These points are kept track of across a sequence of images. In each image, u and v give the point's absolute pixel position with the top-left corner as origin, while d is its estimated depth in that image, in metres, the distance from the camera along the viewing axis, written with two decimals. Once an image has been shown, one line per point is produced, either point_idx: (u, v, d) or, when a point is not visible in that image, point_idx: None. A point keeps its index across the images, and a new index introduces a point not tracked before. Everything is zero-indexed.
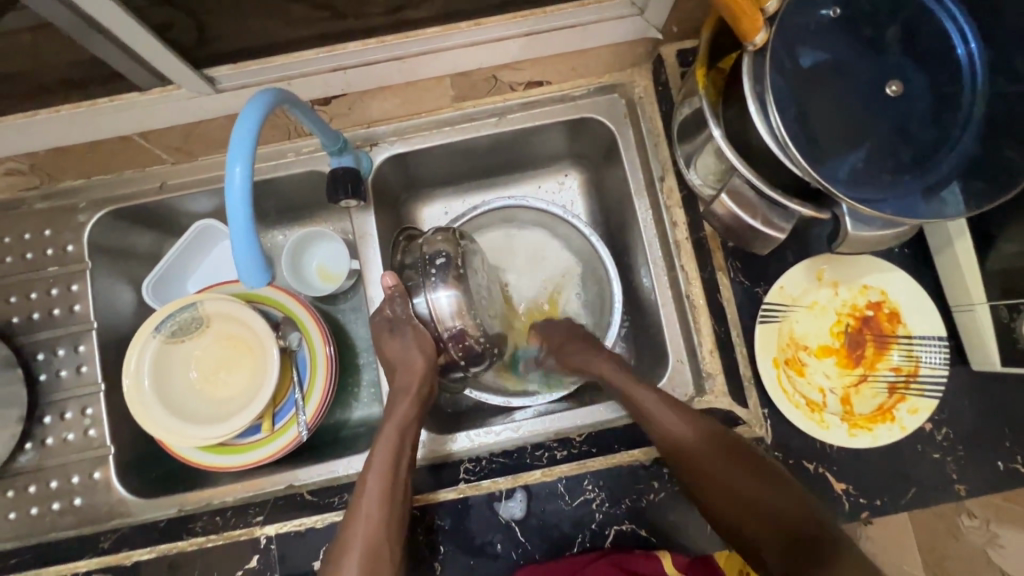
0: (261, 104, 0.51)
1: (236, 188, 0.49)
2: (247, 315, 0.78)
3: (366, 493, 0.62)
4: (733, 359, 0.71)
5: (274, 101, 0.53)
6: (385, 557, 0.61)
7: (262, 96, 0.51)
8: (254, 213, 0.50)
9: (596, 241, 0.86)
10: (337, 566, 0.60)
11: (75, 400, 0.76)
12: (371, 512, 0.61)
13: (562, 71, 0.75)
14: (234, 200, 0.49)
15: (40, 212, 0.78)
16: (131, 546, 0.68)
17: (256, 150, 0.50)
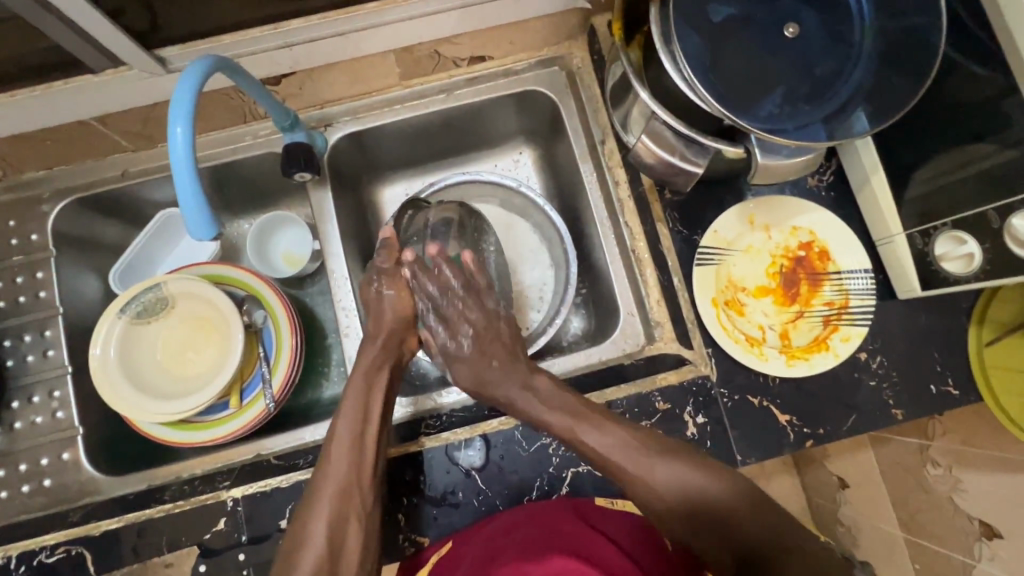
0: (199, 69, 0.54)
1: (178, 147, 0.51)
2: (210, 294, 0.80)
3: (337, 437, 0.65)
4: (677, 305, 0.74)
5: (212, 67, 0.55)
6: (355, 497, 0.63)
7: (200, 62, 0.54)
8: (198, 171, 0.52)
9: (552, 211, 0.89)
10: (308, 506, 0.63)
11: (43, 384, 0.77)
12: (342, 454, 0.64)
13: (500, 44, 0.80)
14: (178, 157, 0.51)
15: (4, 203, 0.80)
16: (100, 517, 0.69)
17: (197, 112, 0.52)
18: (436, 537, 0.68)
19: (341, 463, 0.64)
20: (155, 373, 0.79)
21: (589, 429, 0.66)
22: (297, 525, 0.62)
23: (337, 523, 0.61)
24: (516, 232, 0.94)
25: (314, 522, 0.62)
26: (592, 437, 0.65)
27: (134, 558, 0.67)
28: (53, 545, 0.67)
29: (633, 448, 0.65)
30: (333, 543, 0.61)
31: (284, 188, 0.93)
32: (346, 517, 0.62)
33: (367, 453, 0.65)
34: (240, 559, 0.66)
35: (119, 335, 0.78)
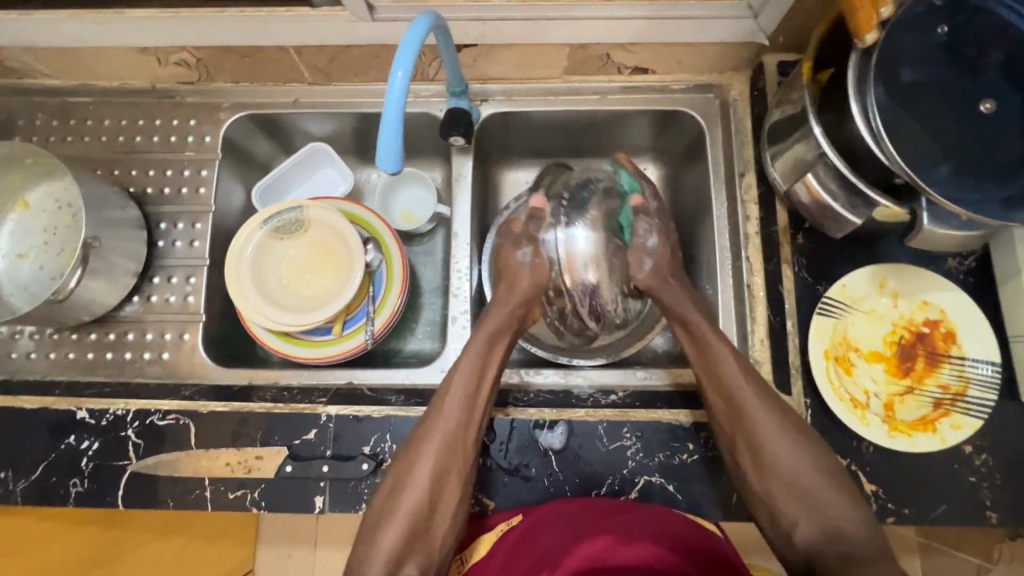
0: (424, 23, 0.59)
1: (395, 88, 0.56)
2: (343, 227, 0.86)
3: (450, 391, 0.69)
4: (784, 347, 0.74)
5: (431, 23, 0.61)
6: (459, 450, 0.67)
7: (424, 17, 0.59)
8: (403, 112, 0.58)
9: None
10: (416, 453, 0.67)
11: (183, 269, 0.85)
12: (453, 410, 0.68)
13: (668, 61, 0.83)
14: (392, 98, 0.57)
15: (189, 104, 0.89)
16: (208, 398, 0.75)
17: (417, 60, 0.58)
18: (501, 505, 0.70)
19: (456, 413, 0.68)
20: (273, 290, 0.85)
21: (760, 407, 0.67)
22: (405, 463, 0.67)
23: (443, 467, 0.66)
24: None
25: (422, 462, 0.66)
26: (755, 416, 0.67)
27: (230, 443, 0.72)
28: (165, 411, 0.73)
29: (785, 437, 0.66)
30: (437, 483, 0.66)
31: (423, 149, 0.99)
32: (451, 464, 0.66)
33: (475, 413, 0.69)
34: (322, 470, 0.71)
35: (253, 248, 0.85)
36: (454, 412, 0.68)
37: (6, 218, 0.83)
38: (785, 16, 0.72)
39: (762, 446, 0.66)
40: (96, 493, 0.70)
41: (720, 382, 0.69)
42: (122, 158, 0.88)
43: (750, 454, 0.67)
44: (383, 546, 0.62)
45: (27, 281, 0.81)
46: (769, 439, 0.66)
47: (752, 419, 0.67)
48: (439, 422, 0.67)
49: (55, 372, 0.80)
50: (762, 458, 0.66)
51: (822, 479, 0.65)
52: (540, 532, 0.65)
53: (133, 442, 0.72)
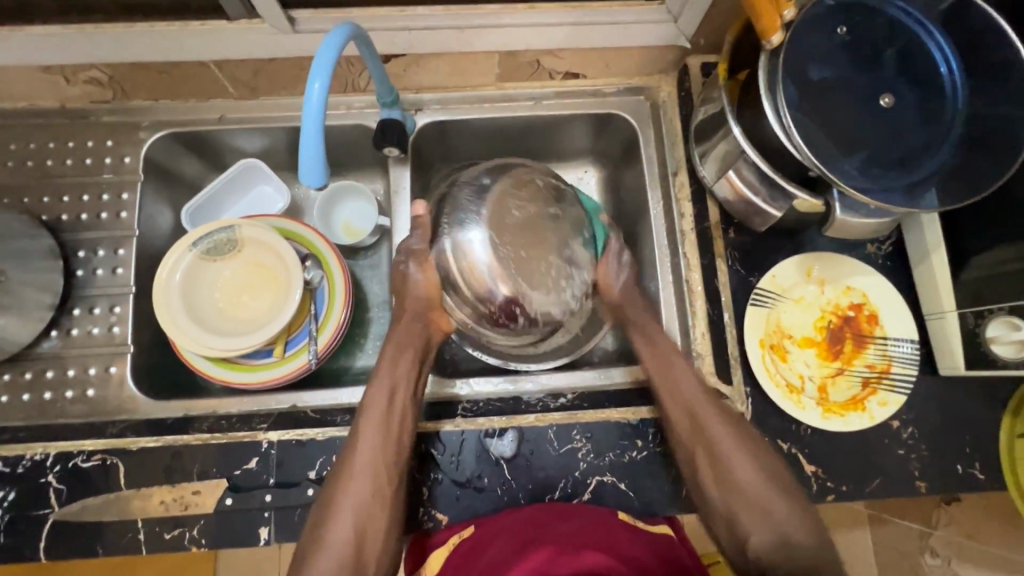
0: (341, 34, 0.58)
1: (313, 101, 0.55)
2: (278, 245, 0.84)
3: (361, 436, 0.66)
4: (723, 339, 0.77)
5: (350, 34, 0.60)
6: (379, 496, 0.65)
7: (342, 27, 0.58)
8: (325, 124, 0.56)
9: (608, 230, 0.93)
10: (334, 506, 0.64)
11: (104, 298, 0.80)
12: (365, 454, 0.65)
13: (597, 66, 0.85)
14: (310, 110, 0.55)
15: (105, 124, 0.85)
16: (138, 434, 0.70)
17: (335, 72, 0.56)
18: (456, 517, 0.69)
19: (371, 452, 0.65)
20: (208, 316, 0.81)
21: (708, 409, 0.69)
22: (326, 507, 0.64)
23: (364, 510, 0.64)
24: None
25: (340, 507, 0.64)
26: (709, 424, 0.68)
27: (164, 480, 0.68)
28: (89, 452, 0.68)
29: (738, 446, 0.67)
30: (358, 529, 0.63)
31: (362, 161, 0.97)
32: (375, 500, 0.64)
33: (388, 454, 0.66)
34: (266, 500, 0.68)
35: (183, 276, 0.81)
36: (370, 450, 0.65)
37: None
38: (702, 20, 0.75)
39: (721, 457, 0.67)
40: (14, 548, 0.65)
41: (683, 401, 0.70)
42: (32, 184, 0.82)
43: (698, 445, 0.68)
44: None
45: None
46: (718, 429, 0.68)
47: (700, 415, 0.69)
48: (353, 468, 0.65)
49: None
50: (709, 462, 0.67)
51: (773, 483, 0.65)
52: (484, 543, 0.64)
53: (55, 488, 0.67)
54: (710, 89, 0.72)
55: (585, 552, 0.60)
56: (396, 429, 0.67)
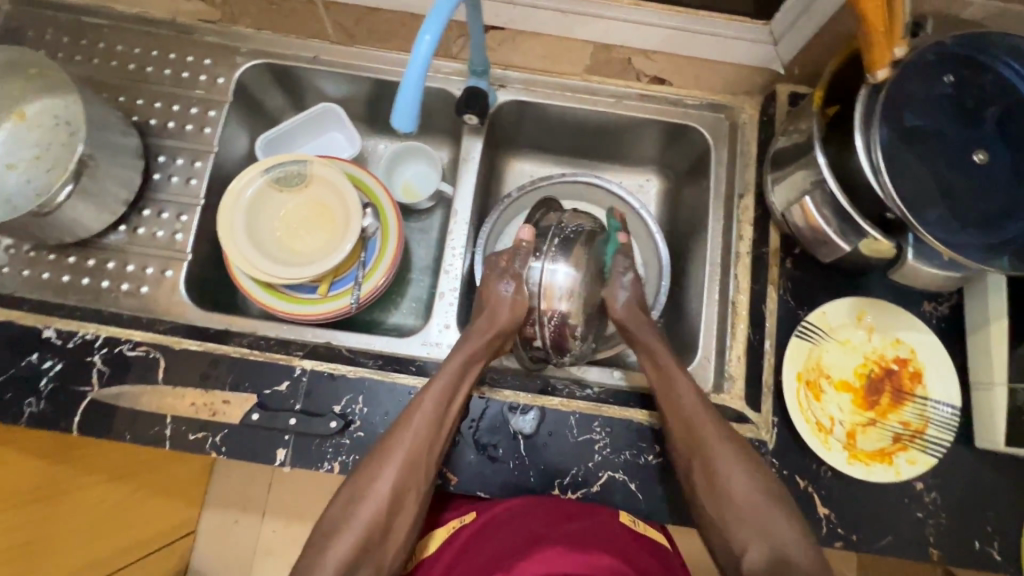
0: None
1: (422, 49, 0.55)
2: (344, 189, 0.86)
3: (419, 409, 0.66)
4: (759, 365, 0.77)
5: None
6: (419, 471, 0.65)
7: None
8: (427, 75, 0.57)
9: (660, 239, 0.93)
10: (374, 472, 0.64)
11: (174, 205, 0.83)
12: (421, 428, 0.65)
13: (686, 75, 0.85)
14: (418, 58, 0.56)
15: (207, 43, 0.88)
16: (183, 336, 0.73)
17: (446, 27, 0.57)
18: (464, 481, 0.70)
19: (411, 434, 0.65)
20: (269, 247, 0.84)
21: (705, 422, 0.68)
22: (365, 473, 0.64)
23: (399, 492, 0.64)
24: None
25: (378, 483, 0.63)
26: (723, 462, 0.66)
27: (199, 384, 0.70)
28: (136, 341, 0.71)
29: (741, 466, 0.66)
30: (390, 509, 0.63)
31: (435, 127, 1.00)
32: (414, 475, 0.65)
33: (441, 434, 0.67)
34: (289, 423, 0.69)
35: (249, 206, 0.84)
36: (416, 433, 0.65)
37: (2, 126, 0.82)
38: (803, 48, 0.75)
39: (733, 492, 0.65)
40: (50, 417, 0.68)
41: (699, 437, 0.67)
42: (129, 85, 0.86)
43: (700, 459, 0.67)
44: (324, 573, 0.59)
45: (11, 192, 0.81)
46: (717, 448, 0.67)
47: (700, 426, 0.68)
48: (394, 444, 0.65)
49: (28, 290, 0.78)
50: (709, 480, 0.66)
51: (772, 504, 0.64)
52: (486, 535, 0.65)
53: (98, 369, 0.70)
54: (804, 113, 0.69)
55: (590, 554, 0.59)
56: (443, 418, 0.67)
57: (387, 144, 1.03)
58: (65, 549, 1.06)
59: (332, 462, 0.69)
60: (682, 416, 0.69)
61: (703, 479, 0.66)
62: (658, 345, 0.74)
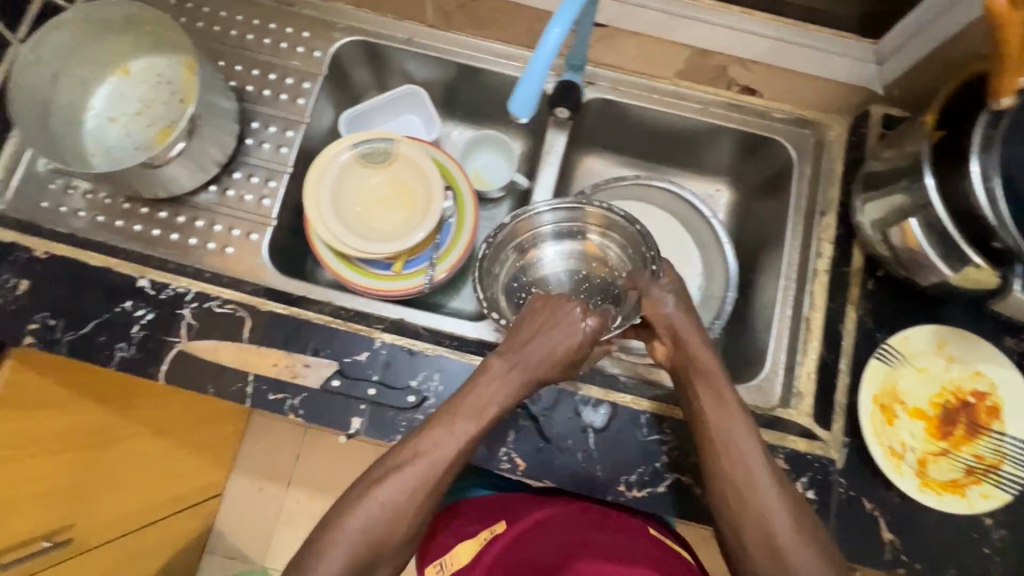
0: None
1: (551, 41, 0.56)
2: (427, 171, 0.87)
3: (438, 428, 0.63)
4: (830, 384, 0.76)
5: None
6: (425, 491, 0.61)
7: None
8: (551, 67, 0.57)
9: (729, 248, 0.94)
10: (374, 485, 0.61)
11: (264, 170, 0.85)
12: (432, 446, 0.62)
13: (779, 88, 0.85)
14: (545, 50, 0.56)
15: (306, 15, 0.90)
16: (269, 298, 0.75)
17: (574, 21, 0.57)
18: (531, 468, 0.71)
19: (429, 465, 0.61)
20: (349, 216, 0.85)
21: (743, 441, 0.65)
22: (363, 485, 0.61)
23: (398, 510, 0.60)
24: (683, 253, 1.00)
25: (374, 496, 0.60)
26: (761, 497, 0.62)
27: (282, 346, 0.72)
28: (225, 299, 0.73)
29: (778, 497, 0.62)
30: (386, 527, 0.59)
31: (511, 118, 1.00)
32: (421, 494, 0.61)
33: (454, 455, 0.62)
34: (367, 393, 0.71)
35: (335, 175, 0.86)
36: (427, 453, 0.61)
37: (105, 79, 0.84)
38: (909, 70, 0.74)
39: (765, 528, 0.60)
40: (139, 364, 0.70)
41: (742, 471, 0.63)
42: (229, 51, 0.88)
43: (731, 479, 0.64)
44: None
45: (112, 144, 0.83)
46: (753, 471, 0.63)
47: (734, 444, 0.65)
48: (413, 477, 0.60)
49: (121, 240, 0.80)
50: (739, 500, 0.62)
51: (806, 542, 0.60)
52: (529, 544, 0.74)
53: (187, 322, 0.72)
54: (913, 135, 0.70)
55: (633, 567, 0.68)
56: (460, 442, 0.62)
57: (458, 130, 1.04)
58: (109, 497, 1.12)
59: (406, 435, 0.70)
60: (719, 432, 0.66)
61: (733, 502, 0.63)
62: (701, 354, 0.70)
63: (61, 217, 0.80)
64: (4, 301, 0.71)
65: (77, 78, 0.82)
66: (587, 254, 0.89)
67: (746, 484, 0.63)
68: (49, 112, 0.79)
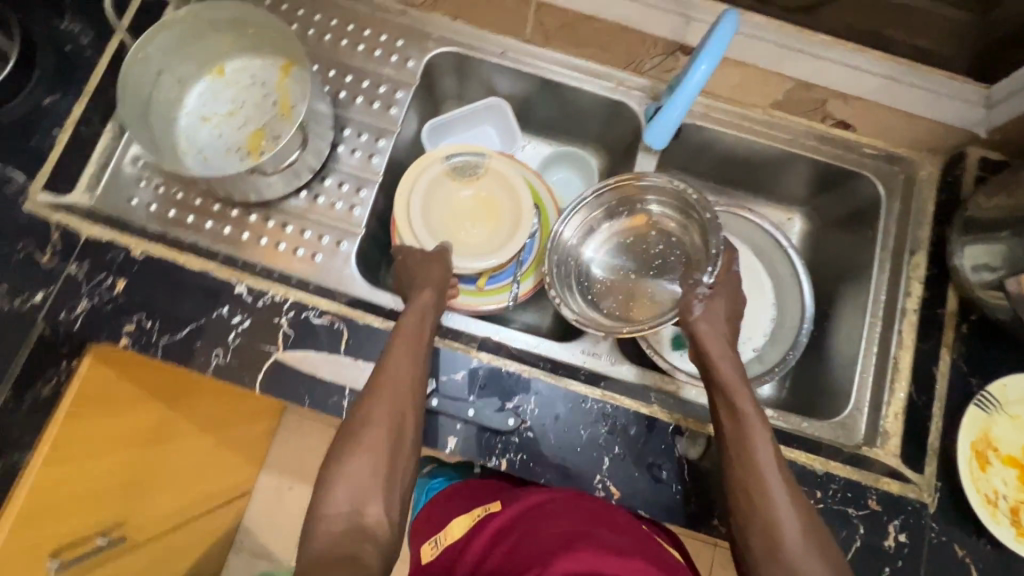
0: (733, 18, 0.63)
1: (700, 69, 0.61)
2: (517, 189, 0.86)
3: (393, 359, 0.66)
4: (920, 426, 0.77)
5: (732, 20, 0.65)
6: (403, 424, 0.63)
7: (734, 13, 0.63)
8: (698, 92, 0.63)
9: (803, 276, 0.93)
10: (360, 424, 0.62)
11: (355, 179, 0.84)
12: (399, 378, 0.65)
13: (876, 125, 0.85)
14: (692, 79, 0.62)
15: (399, 23, 0.89)
16: (365, 310, 0.75)
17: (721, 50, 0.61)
18: (627, 498, 0.70)
19: (407, 367, 0.66)
20: (430, 213, 0.84)
21: (759, 434, 0.64)
22: (349, 426, 0.62)
23: (385, 447, 0.61)
24: (753, 279, 0.98)
25: (363, 436, 0.61)
26: (772, 493, 0.61)
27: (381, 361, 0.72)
28: (322, 310, 0.73)
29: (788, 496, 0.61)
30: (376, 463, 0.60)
31: (585, 135, 0.98)
32: (399, 428, 0.63)
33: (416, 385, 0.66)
34: (466, 414, 0.70)
35: (441, 172, 0.86)
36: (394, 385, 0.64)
37: (200, 79, 0.83)
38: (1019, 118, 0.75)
39: (776, 531, 0.59)
40: (236, 370, 0.70)
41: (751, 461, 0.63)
42: (323, 56, 0.87)
43: (744, 471, 0.63)
44: (350, 478, 0.58)
45: (204, 144, 0.82)
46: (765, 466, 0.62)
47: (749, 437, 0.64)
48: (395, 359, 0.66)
49: (209, 242, 0.78)
50: (750, 497, 0.62)
51: (809, 542, 0.58)
52: (515, 524, 0.66)
53: (286, 332, 0.72)
54: None
55: (628, 559, 0.57)
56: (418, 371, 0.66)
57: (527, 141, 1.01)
58: (155, 497, 1.06)
59: (501, 458, 0.70)
60: (735, 421, 0.66)
61: (743, 497, 0.62)
62: (712, 343, 0.72)
63: (150, 216, 0.78)
64: (100, 300, 0.71)
65: (176, 77, 0.81)
66: (645, 229, 0.88)
67: (757, 485, 0.62)
68: (151, 109, 0.79)
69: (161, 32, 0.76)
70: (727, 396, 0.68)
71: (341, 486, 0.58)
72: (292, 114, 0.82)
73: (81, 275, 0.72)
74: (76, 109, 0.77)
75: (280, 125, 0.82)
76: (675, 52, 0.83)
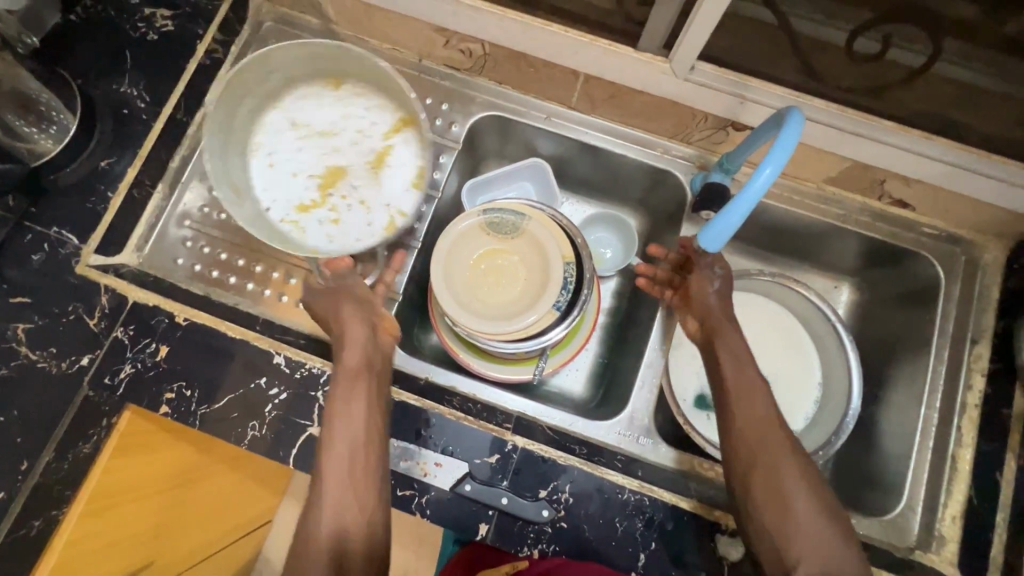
0: (797, 125, 0.58)
1: (759, 185, 0.58)
2: (551, 257, 0.77)
3: (333, 430, 0.64)
4: (980, 536, 0.73)
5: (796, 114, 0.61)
6: (355, 492, 0.61)
7: (797, 116, 0.59)
8: (757, 202, 0.61)
9: (850, 352, 0.86)
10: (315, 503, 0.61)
11: (394, 243, 0.84)
12: (340, 450, 0.63)
13: (937, 207, 0.81)
14: (750, 192, 0.59)
15: (444, 87, 0.89)
16: (402, 385, 0.74)
17: (787, 158, 0.58)
18: None
19: (347, 435, 0.64)
20: (461, 256, 0.78)
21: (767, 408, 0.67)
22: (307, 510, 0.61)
23: (339, 526, 0.59)
24: (798, 352, 0.93)
25: (319, 519, 0.59)
26: (776, 442, 0.65)
27: (415, 440, 0.71)
28: None
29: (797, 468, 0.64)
30: (335, 544, 0.58)
31: (624, 195, 0.95)
32: (352, 499, 0.61)
33: (365, 448, 0.64)
34: (499, 501, 0.69)
35: (475, 224, 0.78)
36: (337, 459, 0.62)
37: (313, 84, 0.84)
38: None
39: (791, 498, 0.61)
40: (272, 444, 0.70)
41: (753, 421, 0.66)
42: None
43: (758, 444, 0.65)
44: (323, 514, 0.59)
45: (281, 146, 0.82)
46: (776, 437, 0.65)
47: (759, 408, 0.67)
48: (343, 393, 0.66)
49: (251, 304, 0.79)
50: (766, 462, 0.63)
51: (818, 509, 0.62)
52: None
53: (320, 405, 0.72)
54: None
55: None
56: (358, 435, 0.64)
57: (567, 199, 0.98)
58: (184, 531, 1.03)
59: (533, 548, 0.68)
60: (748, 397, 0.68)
61: (759, 468, 0.63)
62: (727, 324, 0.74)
63: (194, 276, 0.80)
64: (142, 366, 0.73)
65: (289, 75, 0.82)
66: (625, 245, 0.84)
67: (773, 455, 0.64)
68: (247, 100, 0.80)
69: (292, 47, 0.78)
70: (737, 375, 0.70)
71: (317, 525, 0.59)
72: (381, 172, 0.82)
73: (126, 340, 0.74)
74: (130, 172, 0.79)
75: (367, 179, 0.82)
76: (726, 126, 0.79)
